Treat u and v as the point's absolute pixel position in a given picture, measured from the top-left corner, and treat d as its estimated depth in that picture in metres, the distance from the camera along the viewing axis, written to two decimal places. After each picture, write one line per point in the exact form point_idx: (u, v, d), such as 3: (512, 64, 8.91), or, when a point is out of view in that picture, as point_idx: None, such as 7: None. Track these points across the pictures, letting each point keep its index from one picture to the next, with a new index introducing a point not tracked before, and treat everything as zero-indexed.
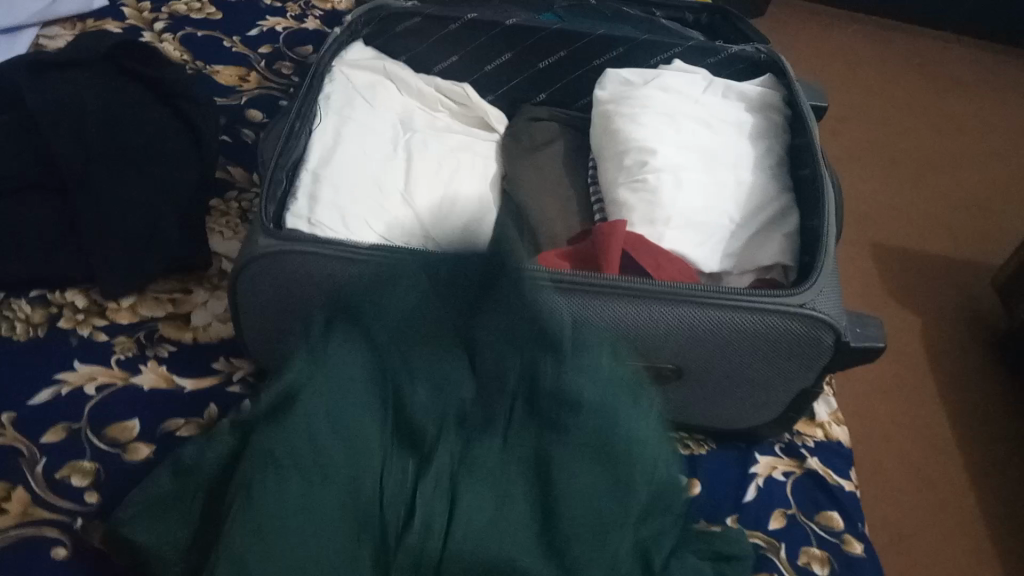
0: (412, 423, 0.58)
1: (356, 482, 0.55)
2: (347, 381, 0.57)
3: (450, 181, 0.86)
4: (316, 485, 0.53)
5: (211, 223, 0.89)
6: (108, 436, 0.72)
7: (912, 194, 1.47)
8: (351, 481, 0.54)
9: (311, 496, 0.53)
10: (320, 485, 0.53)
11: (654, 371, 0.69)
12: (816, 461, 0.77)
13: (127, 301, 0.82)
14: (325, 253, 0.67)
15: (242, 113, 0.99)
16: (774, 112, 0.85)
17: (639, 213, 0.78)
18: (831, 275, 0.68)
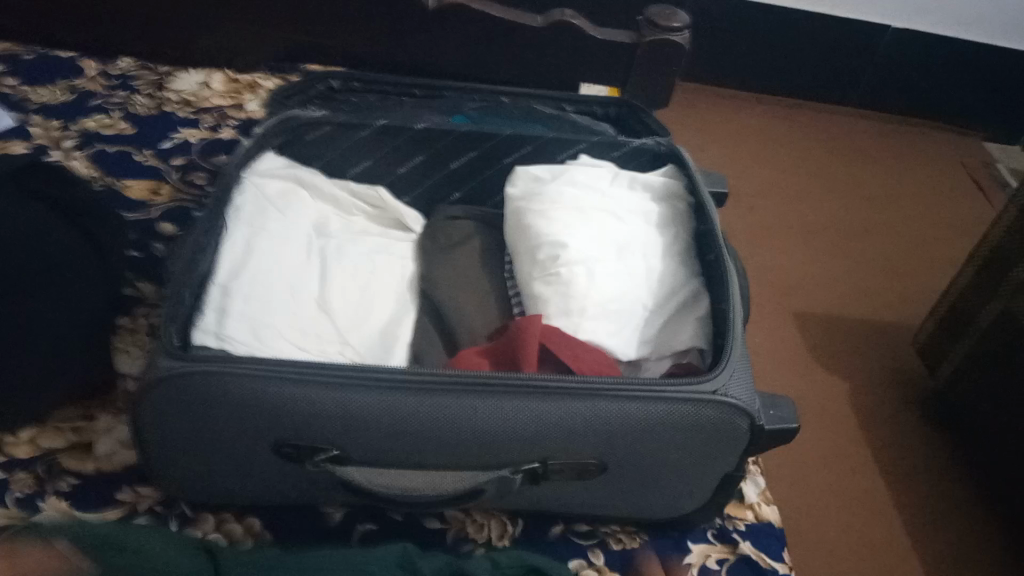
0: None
1: None
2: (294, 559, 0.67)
3: (367, 285, 0.86)
4: None
5: (118, 343, 0.86)
6: None
7: (830, 263, 1.53)
8: None
9: None
10: None
11: (580, 468, 0.68)
12: (747, 545, 0.76)
13: (25, 434, 0.78)
14: (236, 370, 0.65)
15: (153, 227, 0.98)
16: (678, 200, 0.87)
17: (554, 305, 0.79)
18: (741, 362, 0.69)
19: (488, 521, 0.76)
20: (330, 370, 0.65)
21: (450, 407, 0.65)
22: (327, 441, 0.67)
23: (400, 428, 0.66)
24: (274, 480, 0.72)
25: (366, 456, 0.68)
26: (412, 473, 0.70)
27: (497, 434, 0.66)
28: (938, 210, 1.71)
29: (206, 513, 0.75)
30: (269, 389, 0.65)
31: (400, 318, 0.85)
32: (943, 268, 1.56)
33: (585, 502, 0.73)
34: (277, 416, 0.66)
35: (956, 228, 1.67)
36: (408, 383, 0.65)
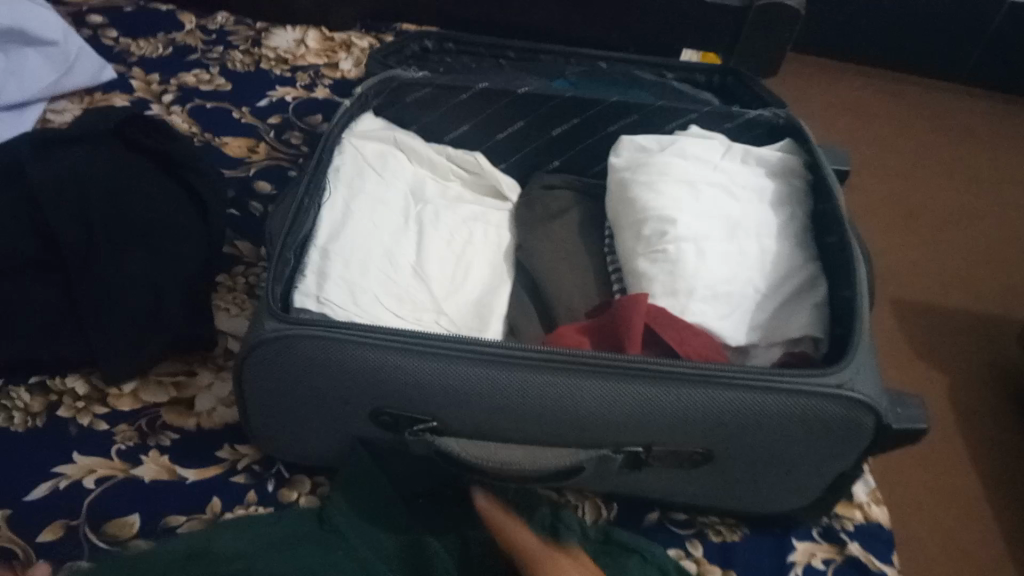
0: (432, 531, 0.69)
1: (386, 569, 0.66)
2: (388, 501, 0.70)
3: (462, 255, 0.84)
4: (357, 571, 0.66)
5: (218, 300, 0.86)
6: (106, 534, 0.68)
7: (935, 250, 1.44)
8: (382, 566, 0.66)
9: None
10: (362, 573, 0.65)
11: (685, 456, 0.66)
12: (856, 548, 0.72)
13: (128, 386, 0.78)
14: (340, 337, 0.64)
15: (251, 185, 0.97)
16: (796, 177, 0.82)
17: (661, 283, 0.75)
18: (868, 355, 0.65)
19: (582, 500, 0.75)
20: (436, 342, 0.64)
21: (556, 387, 0.63)
22: (427, 412, 0.66)
23: (502, 405, 0.64)
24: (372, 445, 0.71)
25: (465, 429, 0.67)
26: (509, 450, 0.66)
27: (603, 417, 0.64)
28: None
29: (301, 477, 0.75)
30: (373, 358, 0.64)
31: (495, 291, 0.82)
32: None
33: (686, 491, 0.70)
34: (378, 385, 0.65)
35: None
36: (514, 360, 0.63)
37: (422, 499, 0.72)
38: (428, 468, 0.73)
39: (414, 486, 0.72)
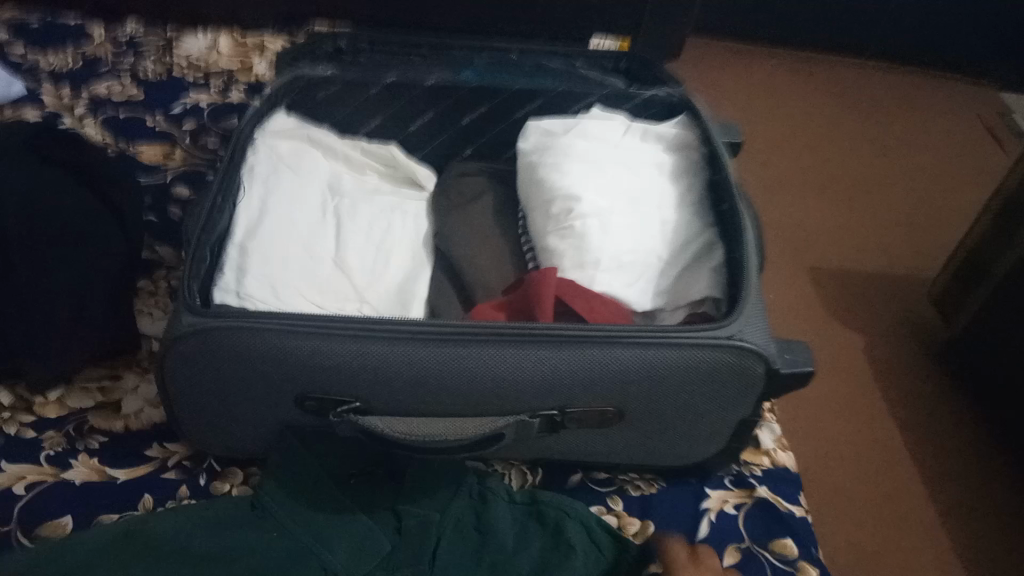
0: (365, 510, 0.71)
1: (319, 542, 0.68)
2: (319, 477, 0.71)
3: (381, 244, 0.86)
4: (292, 549, 0.67)
5: (140, 306, 0.87)
6: (39, 537, 0.68)
7: (842, 217, 1.52)
8: (315, 538, 0.68)
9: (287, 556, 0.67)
10: (295, 549, 0.67)
11: (597, 415, 0.70)
12: (764, 490, 0.77)
13: (54, 394, 0.79)
14: (257, 325, 0.66)
15: (169, 190, 0.98)
16: (691, 150, 0.87)
17: (569, 257, 0.80)
18: (756, 308, 0.70)
19: (509, 469, 0.78)
20: (353, 324, 0.66)
21: (469, 357, 0.66)
22: (349, 393, 0.68)
23: (421, 379, 0.67)
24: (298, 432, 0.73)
25: (388, 406, 0.69)
26: (432, 423, 0.69)
27: (516, 383, 0.67)
28: (950, 162, 1.69)
29: (234, 469, 0.76)
30: (292, 343, 0.66)
31: (416, 276, 0.85)
32: (955, 221, 1.55)
33: (604, 450, 0.74)
34: (299, 370, 0.67)
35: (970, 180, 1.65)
36: (429, 335, 0.66)
37: (355, 477, 0.73)
38: (357, 448, 0.74)
39: (348, 465, 0.73)
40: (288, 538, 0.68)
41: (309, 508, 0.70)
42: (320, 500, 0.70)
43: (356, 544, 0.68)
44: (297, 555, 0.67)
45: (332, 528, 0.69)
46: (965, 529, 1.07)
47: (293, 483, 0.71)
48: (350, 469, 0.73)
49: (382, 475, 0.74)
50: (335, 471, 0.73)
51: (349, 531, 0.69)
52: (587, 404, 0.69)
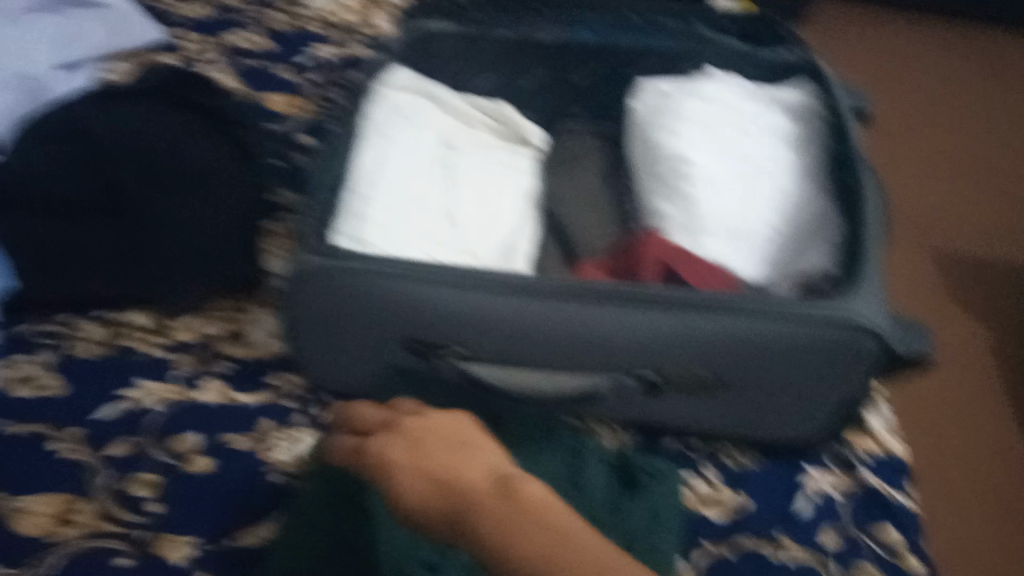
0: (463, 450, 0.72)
1: None
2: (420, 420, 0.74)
3: (490, 199, 0.88)
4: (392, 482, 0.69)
5: (265, 244, 0.92)
6: (170, 450, 0.74)
7: (973, 199, 1.41)
8: None
9: None
10: None
11: (696, 381, 0.70)
12: (869, 475, 0.75)
13: (187, 320, 0.85)
14: (375, 270, 0.69)
15: (293, 137, 1.03)
16: (813, 116, 0.84)
17: (679, 222, 0.79)
18: (874, 284, 0.67)
19: (602, 426, 0.79)
20: (464, 274, 0.68)
21: (573, 315, 0.67)
22: (455, 340, 0.71)
23: (525, 332, 0.69)
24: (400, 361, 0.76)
25: (491, 355, 0.72)
26: (531, 374, 0.71)
27: (619, 344, 0.68)
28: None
29: (344, 402, 0.80)
30: (405, 289, 0.69)
31: (523, 232, 0.86)
32: None
33: (700, 417, 0.74)
34: (411, 314, 0.70)
35: None
36: (535, 290, 0.67)
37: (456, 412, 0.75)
38: (460, 390, 0.75)
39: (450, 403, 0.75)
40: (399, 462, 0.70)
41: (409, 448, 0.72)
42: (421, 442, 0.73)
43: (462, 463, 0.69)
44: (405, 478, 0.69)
45: None
46: None
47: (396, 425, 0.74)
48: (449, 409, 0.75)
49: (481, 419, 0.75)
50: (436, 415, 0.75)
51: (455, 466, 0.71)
52: (688, 371, 0.69)
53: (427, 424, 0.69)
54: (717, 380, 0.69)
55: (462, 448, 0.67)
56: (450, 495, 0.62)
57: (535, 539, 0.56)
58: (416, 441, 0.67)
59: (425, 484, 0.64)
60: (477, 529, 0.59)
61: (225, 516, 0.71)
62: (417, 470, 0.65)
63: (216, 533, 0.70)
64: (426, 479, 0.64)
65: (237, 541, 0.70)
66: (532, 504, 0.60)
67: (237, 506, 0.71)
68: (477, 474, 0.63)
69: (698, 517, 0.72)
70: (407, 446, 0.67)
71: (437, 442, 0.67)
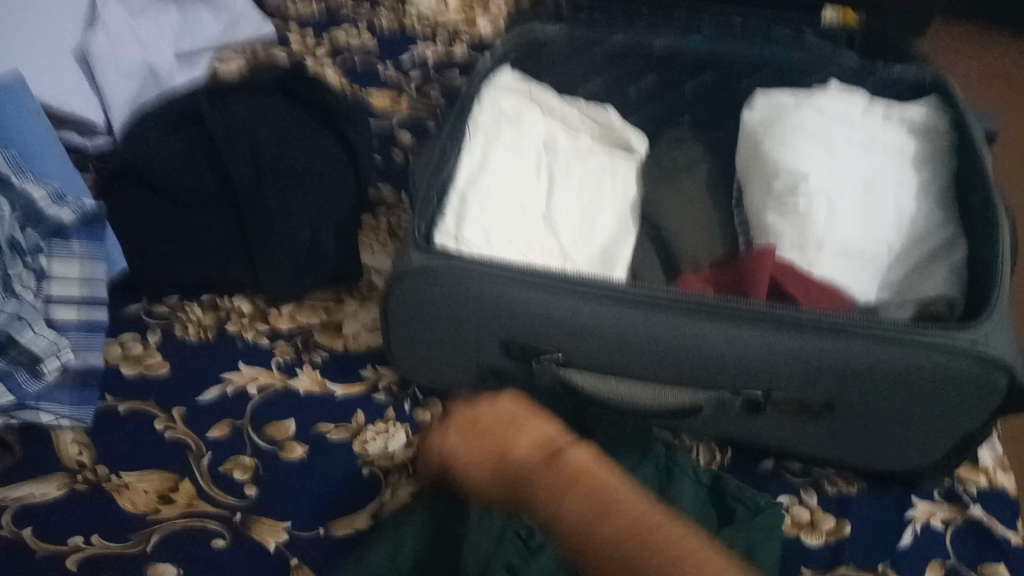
0: None
1: None
2: None
3: (591, 205, 0.88)
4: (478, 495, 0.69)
5: (363, 239, 0.94)
6: (267, 435, 0.75)
7: None
8: None
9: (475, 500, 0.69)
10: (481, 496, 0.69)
11: (803, 405, 0.67)
12: (979, 509, 0.71)
13: (287, 309, 0.87)
14: (481, 270, 0.69)
15: (394, 135, 1.04)
16: (939, 136, 0.80)
17: (788, 237, 0.76)
18: (1005, 316, 0.63)
19: (695, 445, 0.77)
20: (569, 281, 0.68)
21: (681, 329, 0.65)
22: (554, 346, 0.70)
23: (627, 342, 0.67)
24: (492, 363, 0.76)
25: (590, 364, 0.71)
26: (630, 385, 0.70)
27: (725, 361, 0.65)
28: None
29: (434, 400, 0.81)
30: (507, 291, 0.68)
31: (622, 240, 0.85)
32: None
33: (802, 441, 0.71)
34: (513, 317, 0.70)
35: None
36: (642, 300, 0.66)
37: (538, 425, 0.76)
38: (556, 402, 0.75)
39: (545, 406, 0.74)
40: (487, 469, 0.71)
41: None
42: None
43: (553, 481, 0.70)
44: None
45: None
46: None
47: None
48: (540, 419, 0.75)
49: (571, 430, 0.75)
50: None
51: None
52: (794, 393, 0.66)
53: (477, 403, 0.63)
54: (826, 405, 0.66)
55: (513, 423, 0.60)
56: (507, 474, 0.58)
57: (575, 509, 0.52)
58: (473, 425, 0.62)
59: (481, 462, 0.60)
60: (545, 509, 0.54)
61: (317, 505, 0.71)
62: (473, 457, 0.61)
63: (309, 521, 0.70)
64: (483, 458, 0.60)
65: (330, 531, 0.70)
66: (580, 467, 0.55)
67: (330, 497, 0.72)
68: (526, 448, 0.58)
69: (795, 544, 0.69)
70: (465, 434, 0.62)
71: (489, 421, 0.61)
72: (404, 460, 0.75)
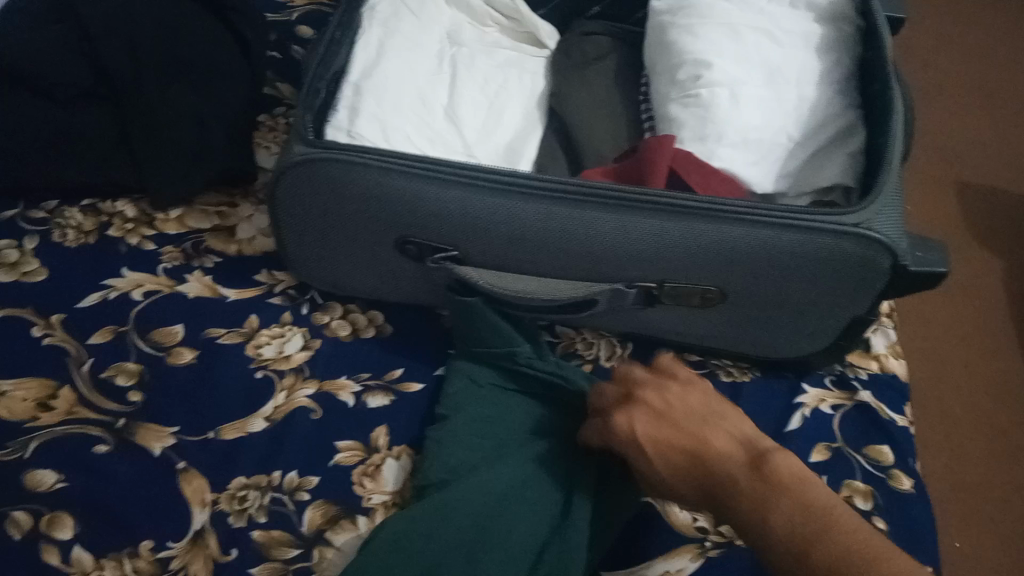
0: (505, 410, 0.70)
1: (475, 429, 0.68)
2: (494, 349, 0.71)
3: (496, 100, 0.84)
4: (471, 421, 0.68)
5: (258, 137, 0.89)
6: (154, 341, 0.73)
7: (1018, 127, 1.30)
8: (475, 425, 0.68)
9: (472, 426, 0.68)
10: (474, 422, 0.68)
11: (697, 292, 0.67)
12: (867, 395, 0.73)
13: (176, 213, 0.82)
14: (363, 161, 0.65)
15: (292, 29, 0.97)
16: (843, 21, 0.78)
17: (690, 127, 0.75)
18: (893, 198, 0.63)
19: (595, 341, 0.77)
20: (461, 169, 0.64)
21: (571, 218, 0.63)
22: (447, 241, 0.68)
23: (521, 233, 0.65)
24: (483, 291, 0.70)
25: (486, 258, 0.69)
26: (525, 280, 0.68)
27: (617, 249, 0.64)
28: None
29: (334, 303, 0.78)
30: (399, 183, 0.65)
31: (527, 135, 0.83)
32: None
33: (698, 330, 0.72)
34: (402, 209, 0.67)
35: None
36: (530, 188, 0.63)
37: (433, 346, 0.76)
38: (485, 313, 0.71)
39: (525, 352, 0.71)
40: (478, 428, 0.68)
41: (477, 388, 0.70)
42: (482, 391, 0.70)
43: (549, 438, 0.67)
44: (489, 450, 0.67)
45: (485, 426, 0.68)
46: None
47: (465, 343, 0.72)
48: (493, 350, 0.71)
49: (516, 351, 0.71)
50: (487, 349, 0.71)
51: (423, 405, 0.72)
52: (688, 280, 0.66)
53: (667, 386, 0.57)
54: (719, 290, 0.66)
55: (710, 423, 0.54)
56: (705, 470, 0.51)
57: (794, 518, 0.45)
58: (661, 411, 0.55)
59: (675, 454, 0.53)
60: (750, 516, 0.47)
61: (208, 411, 0.69)
62: (658, 444, 0.54)
63: (198, 427, 0.69)
64: (677, 450, 0.53)
65: (220, 435, 0.68)
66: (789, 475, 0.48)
67: (222, 402, 0.70)
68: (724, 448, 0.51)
69: None
70: (652, 418, 0.55)
71: (682, 412, 0.55)
72: (299, 362, 0.73)
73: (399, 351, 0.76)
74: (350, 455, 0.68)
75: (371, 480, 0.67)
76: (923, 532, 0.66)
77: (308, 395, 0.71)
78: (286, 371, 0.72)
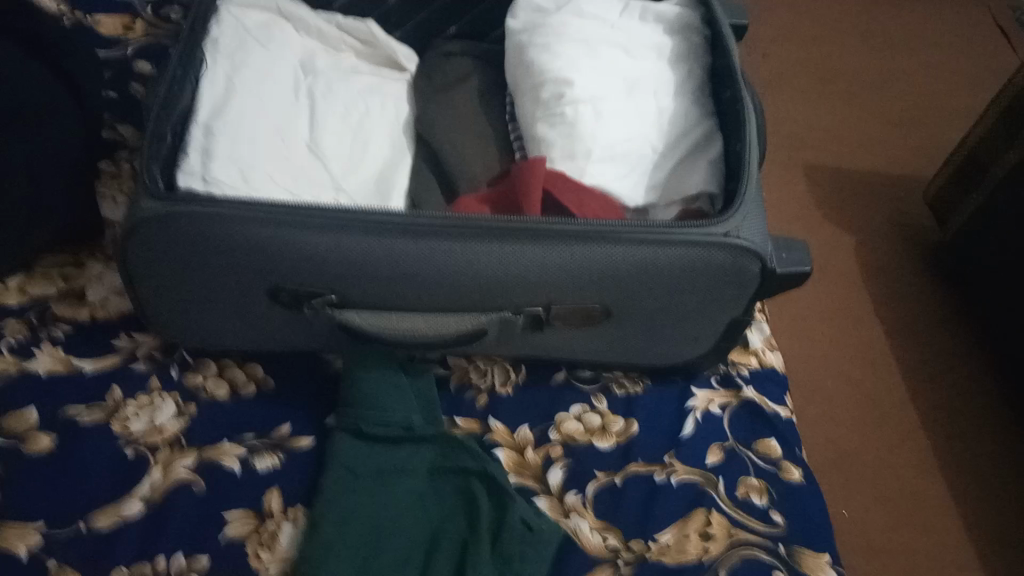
0: (401, 472, 0.66)
1: (365, 496, 0.64)
2: (384, 410, 0.67)
3: (360, 129, 0.81)
4: (360, 490, 0.64)
5: (101, 187, 0.82)
6: (5, 430, 0.66)
7: (852, 109, 1.40)
8: (366, 491, 0.65)
9: (362, 493, 0.64)
10: (362, 491, 0.64)
11: (583, 313, 0.67)
12: (749, 392, 0.76)
13: (14, 280, 0.75)
14: (223, 213, 0.60)
15: (129, 66, 0.90)
16: (691, 31, 0.81)
17: (558, 146, 0.75)
18: (756, 204, 0.66)
19: (490, 368, 0.76)
20: (331, 214, 0.61)
21: (451, 253, 0.62)
22: (324, 287, 0.64)
23: (402, 273, 0.63)
24: (361, 337, 0.67)
25: (366, 300, 0.65)
26: (411, 318, 0.67)
27: (500, 281, 0.64)
28: (977, 41, 1.54)
29: (207, 360, 0.73)
30: (263, 232, 0.61)
31: (396, 166, 0.80)
32: (965, 104, 1.43)
33: (588, 347, 0.72)
34: (270, 261, 0.63)
35: (995, 65, 1.50)
36: (407, 226, 0.61)
37: (319, 395, 0.73)
38: (383, 367, 0.69)
39: (420, 424, 0.68)
40: (370, 489, 0.65)
41: (370, 453, 0.66)
42: (372, 454, 0.66)
43: (439, 507, 0.65)
44: (384, 525, 0.63)
45: (381, 489, 0.65)
46: (947, 432, 1.06)
47: (354, 407, 0.68)
48: (382, 412, 0.67)
49: (402, 406, 0.68)
50: (377, 408, 0.67)
51: (315, 459, 0.68)
52: (572, 304, 0.66)
53: None
54: (604, 309, 0.67)
55: None
56: None
57: None
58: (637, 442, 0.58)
59: None
60: None
61: (78, 500, 0.63)
62: None
63: (65, 516, 0.63)
64: None
65: (92, 524, 0.62)
66: None
67: (91, 486, 0.64)
68: None
69: (589, 450, 0.71)
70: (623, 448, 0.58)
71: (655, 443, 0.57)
72: (174, 433, 0.68)
73: (284, 404, 0.72)
74: (242, 525, 0.64)
75: (267, 550, 0.63)
76: (816, 514, 0.70)
77: (190, 468, 0.66)
78: (164, 444, 0.67)
